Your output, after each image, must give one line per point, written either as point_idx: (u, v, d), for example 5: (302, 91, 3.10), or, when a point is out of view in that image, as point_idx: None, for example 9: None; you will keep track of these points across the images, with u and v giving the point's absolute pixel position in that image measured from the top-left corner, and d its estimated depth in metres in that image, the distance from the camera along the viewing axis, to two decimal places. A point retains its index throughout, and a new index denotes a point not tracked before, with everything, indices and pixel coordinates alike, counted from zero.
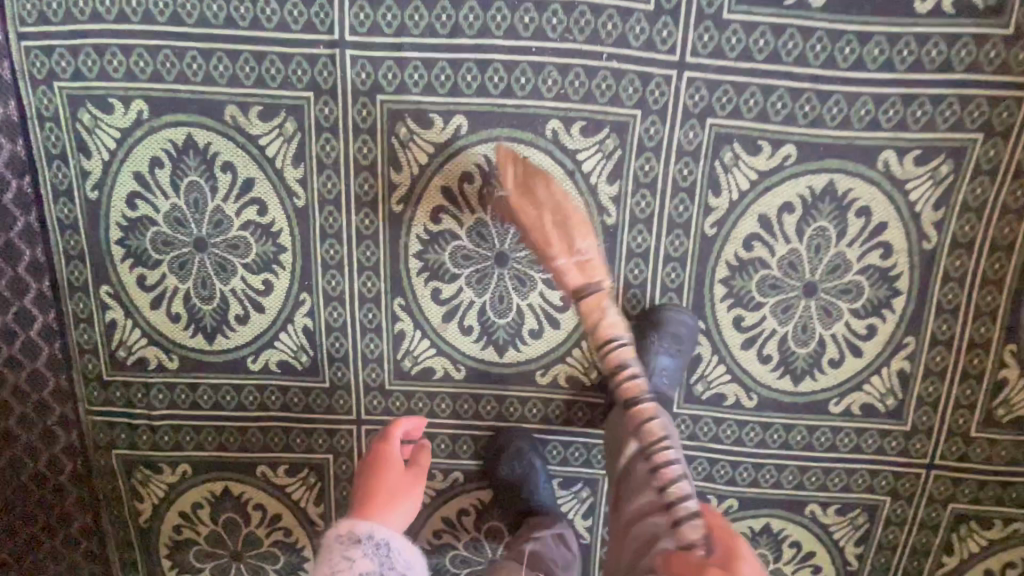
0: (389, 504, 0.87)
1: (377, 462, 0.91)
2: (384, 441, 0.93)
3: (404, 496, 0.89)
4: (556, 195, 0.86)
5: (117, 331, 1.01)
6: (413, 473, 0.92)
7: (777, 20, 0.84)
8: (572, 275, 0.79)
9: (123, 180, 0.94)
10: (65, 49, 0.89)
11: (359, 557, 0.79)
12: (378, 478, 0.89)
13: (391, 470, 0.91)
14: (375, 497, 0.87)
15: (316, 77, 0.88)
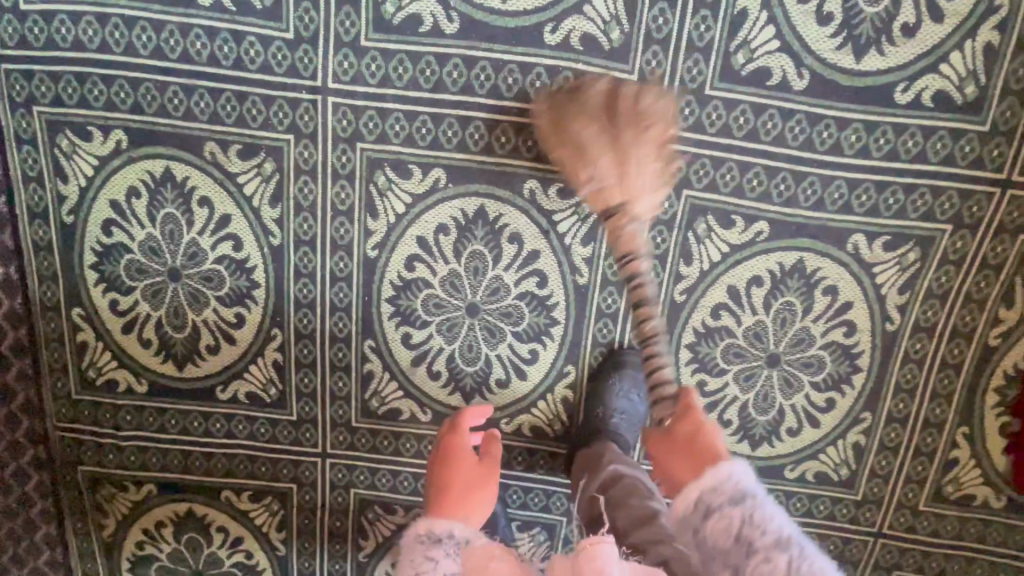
0: (468, 499, 0.77)
1: (446, 453, 0.83)
2: (454, 430, 0.85)
3: (484, 488, 0.79)
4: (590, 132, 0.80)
5: (88, 352, 1.01)
6: (490, 463, 0.82)
7: (757, 100, 0.84)
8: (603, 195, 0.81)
9: (99, 207, 0.94)
10: (46, 74, 0.88)
11: (442, 556, 0.69)
12: (453, 472, 0.80)
13: (465, 461, 0.82)
14: (451, 491, 0.78)
15: (297, 121, 0.88)
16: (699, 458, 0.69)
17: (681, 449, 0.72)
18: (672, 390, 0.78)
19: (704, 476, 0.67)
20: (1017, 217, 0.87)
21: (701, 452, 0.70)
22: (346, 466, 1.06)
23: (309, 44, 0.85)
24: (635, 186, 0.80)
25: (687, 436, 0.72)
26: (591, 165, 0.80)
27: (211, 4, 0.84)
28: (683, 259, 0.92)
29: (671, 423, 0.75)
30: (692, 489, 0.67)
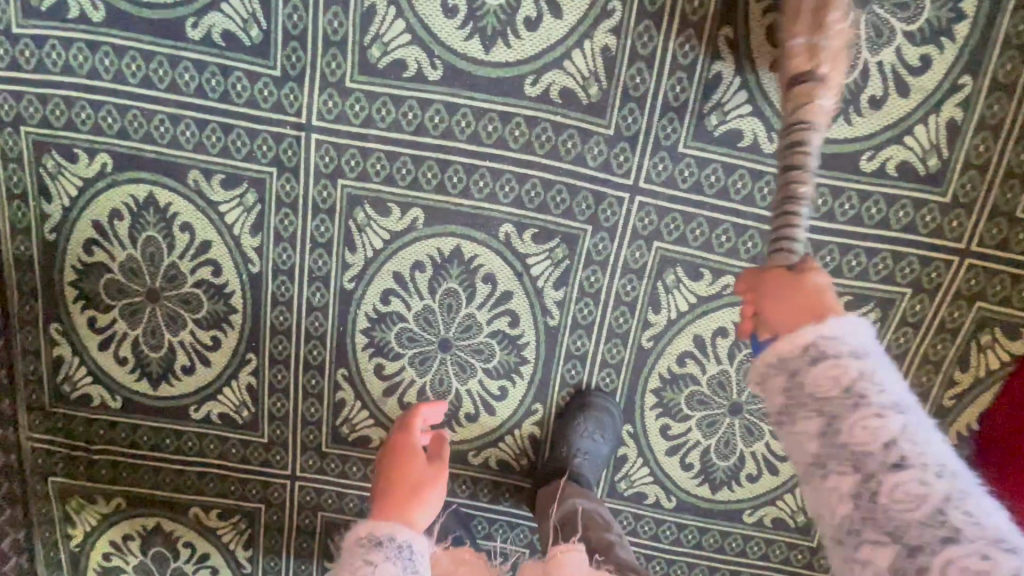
0: (413, 498, 0.73)
1: (395, 454, 0.80)
2: (403, 429, 0.83)
3: (431, 486, 0.75)
4: (840, 2, 0.72)
5: (64, 366, 1.03)
6: (439, 463, 0.79)
7: (729, 160, 0.87)
8: (797, 60, 0.72)
9: (81, 226, 0.95)
10: (34, 96, 0.89)
11: (380, 561, 0.65)
12: (399, 471, 0.77)
13: (412, 460, 0.78)
14: (395, 489, 0.74)
15: (280, 155, 0.90)
16: (812, 312, 0.55)
17: (801, 296, 0.57)
18: (794, 259, 0.63)
19: (804, 327, 0.54)
20: (974, 284, 0.90)
21: (806, 305, 0.56)
22: (314, 488, 1.07)
23: (295, 82, 0.87)
24: (824, 56, 0.71)
25: (789, 283, 0.59)
26: (832, 13, 0.71)
27: (200, 37, 0.86)
28: (651, 307, 0.94)
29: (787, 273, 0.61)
30: (786, 335, 0.54)
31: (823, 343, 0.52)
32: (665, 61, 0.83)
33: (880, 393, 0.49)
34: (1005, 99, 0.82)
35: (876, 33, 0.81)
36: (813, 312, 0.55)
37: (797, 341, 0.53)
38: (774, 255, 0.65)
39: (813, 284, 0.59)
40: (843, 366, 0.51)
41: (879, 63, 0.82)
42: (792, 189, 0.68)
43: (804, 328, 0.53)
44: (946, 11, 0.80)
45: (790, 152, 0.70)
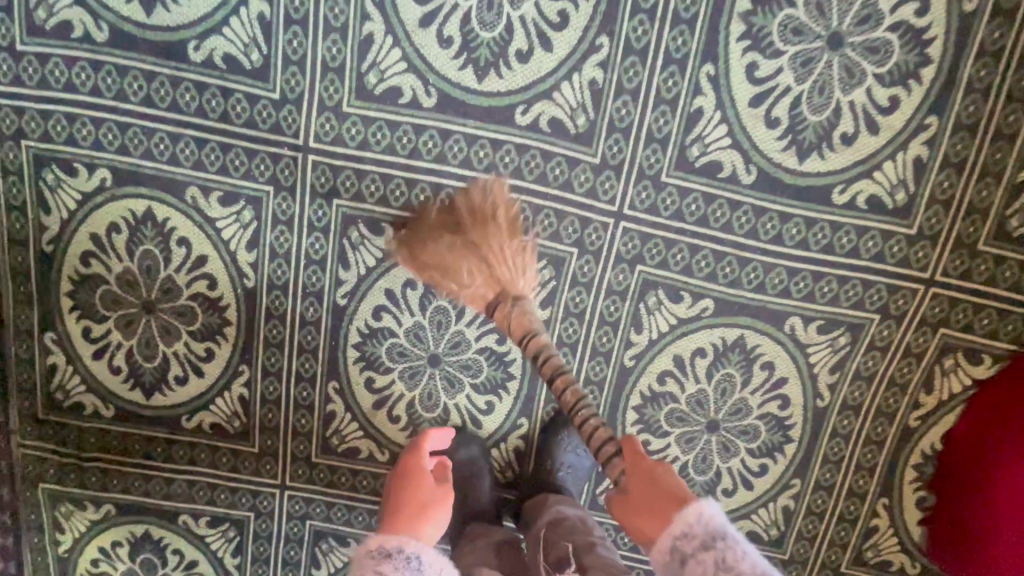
0: (420, 515, 0.78)
1: (405, 473, 0.83)
2: (412, 450, 0.86)
3: (437, 507, 0.79)
4: (442, 245, 0.88)
5: (57, 374, 1.04)
6: (446, 485, 0.83)
7: (709, 190, 0.91)
8: (476, 294, 0.85)
9: (79, 239, 0.97)
10: (36, 111, 0.91)
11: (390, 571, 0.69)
12: (409, 490, 0.81)
13: (422, 481, 0.82)
14: (403, 509, 0.78)
15: (277, 174, 0.93)
16: (662, 512, 0.66)
17: (651, 499, 0.68)
18: (612, 446, 0.74)
19: (668, 530, 0.65)
20: (937, 312, 0.94)
21: (662, 499, 0.67)
22: (303, 497, 1.10)
23: (293, 105, 0.90)
24: (507, 273, 0.85)
25: (647, 485, 0.69)
26: (462, 274, 0.85)
27: (202, 59, 0.88)
28: (634, 328, 0.98)
29: (622, 481, 0.71)
30: (660, 543, 0.65)
31: (682, 543, 0.64)
32: (650, 95, 0.88)
33: (743, 564, 0.60)
34: (967, 139, 0.87)
35: (848, 74, 0.86)
36: (671, 509, 0.66)
37: (667, 549, 0.65)
38: (602, 453, 0.74)
39: (659, 474, 0.70)
40: (711, 554, 0.62)
41: (850, 102, 0.87)
42: (550, 363, 0.78)
43: (663, 539, 0.65)
44: (914, 56, 0.85)
45: (542, 364, 0.79)
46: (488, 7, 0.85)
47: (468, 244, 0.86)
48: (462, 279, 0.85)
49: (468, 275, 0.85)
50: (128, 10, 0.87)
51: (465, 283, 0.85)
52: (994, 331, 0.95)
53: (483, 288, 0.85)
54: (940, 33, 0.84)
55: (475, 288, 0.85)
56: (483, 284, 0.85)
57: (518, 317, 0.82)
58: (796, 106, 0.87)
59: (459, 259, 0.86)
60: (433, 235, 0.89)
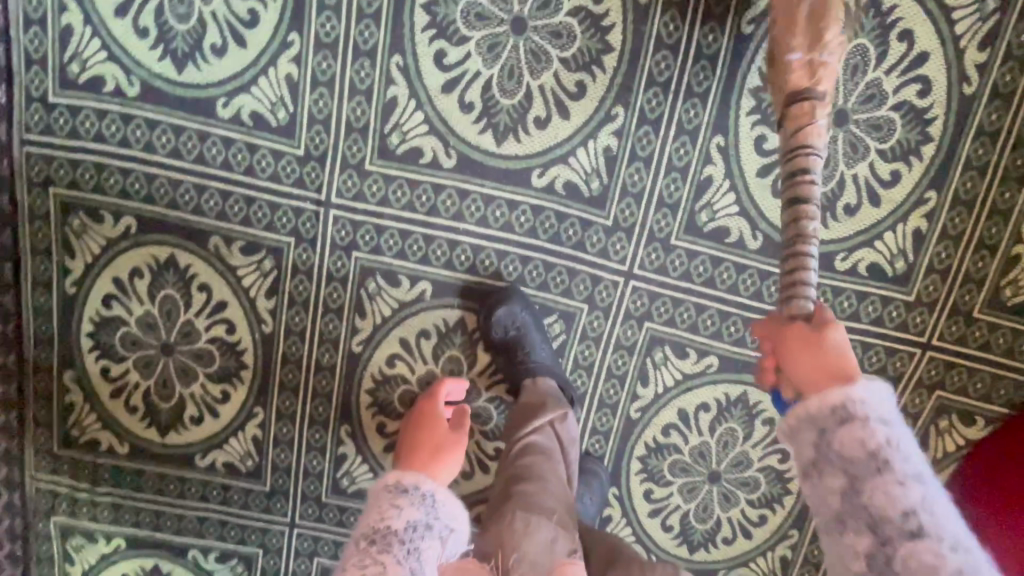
0: (436, 455, 0.77)
1: (420, 417, 0.83)
2: (427, 400, 0.87)
3: (453, 445, 0.78)
4: (795, 9, 0.76)
5: (74, 411, 1.06)
6: (462, 429, 0.82)
7: (716, 253, 0.94)
8: (796, 75, 0.75)
9: (102, 282, 1.00)
10: (64, 159, 0.94)
11: (405, 505, 0.68)
12: (424, 433, 0.80)
13: (436, 423, 0.82)
14: (419, 447, 0.77)
15: (299, 226, 0.96)
16: (828, 373, 0.62)
17: (815, 353, 0.64)
18: (803, 313, 0.68)
19: (829, 393, 0.60)
20: (934, 374, 0.98)
21: (826, 360, 0.63)
22: (312, 535, 1.12)
23: (317, 162, 0.92)
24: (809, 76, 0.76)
25: (807, 338, 0.66)
26: (824, 54, 0.75)
27: (230, 116, 0.91)
28: (640, 381, 1.01)
29: (791, 320, 0.68)
30: (813, 396, 0.61)
31: (851, 407, 0.58)
32: (662, 162, 0.91)
33: (903, 467, 0.56)
34: (965, 213, 0.91)
35: (852, 148, 0.89)
36: (833, 374, 0.62)
37: (833, 401, 0.59)
38: (789, 301, 0.69)
39: (837, 348, 0.64)
40: (855, 429, 0.57)
41: (854, 175, 0.90)
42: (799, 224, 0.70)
43: (829, 392, 0.60)
44: (916, 134, 0.88)
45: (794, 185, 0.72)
46: (508, 76, 0.88)
47: (817, 35, 0.74)
48: (829, 84, 0.75)
49: (819, 76, 0.74)
50: (159, 67, 0.89)
51: (826, 59, 0.75)
52: (988, 394, 0.98)
53: (825, 85, 0.75)
54: (941, 113, 0.87)
55: (793, 78, 0.75)
56: (810, 71, 0.75)
57: (821, 120, 0.74)
58: None
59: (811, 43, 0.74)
60: (783, 35, 0.77)
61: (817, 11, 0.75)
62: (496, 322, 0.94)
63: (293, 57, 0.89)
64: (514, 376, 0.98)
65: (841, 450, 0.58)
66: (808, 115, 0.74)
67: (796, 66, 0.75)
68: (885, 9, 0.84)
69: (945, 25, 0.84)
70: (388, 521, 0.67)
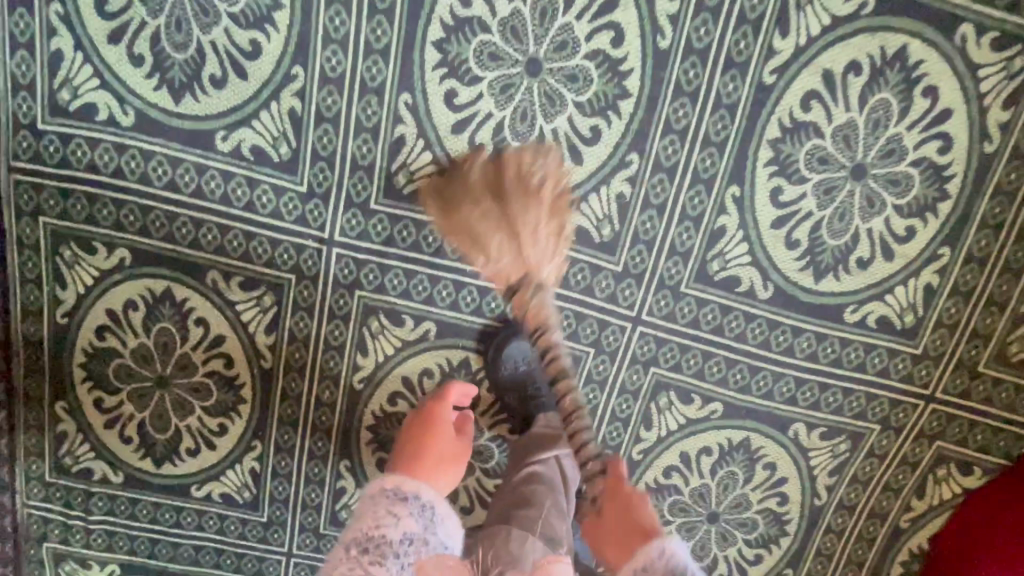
0: (439, 464, 0.78)
1: (428, 418, 0.83)
2: (439, 397, 0.86)
3: (454, 462, 0.80)
4: (533, 212, 0.84)
5: (67, 440, 1.04)
6: (464, 441, 0.83)
7: (726, 302, 0.93)
8: (504, 269, 0.84)
9: (95, 313, 0.97)
10: (55, 188, 0.90)
11: (403, 515, 0.70)
12: (429, 440, 0.80)
13: (443, 431, 0.82)
14: (423, 455, 0.78)
15: (300, 263, 0.93)
16: (637, 533, 0.75)
17: (619, 534, 0.76)
18: (601, 464, 0.83)
19: (637, 554, 0.72)
20: (935, 425, 0.98)
21: (634, 529, 0.75)
22: (309, 565, 1.11)
23: (320, 199, 0.89)
24: (532, 260, 0.84)
25: (629, 526, 0.76)
26: (489, 246, 0.83)
27: (229, 149, 0.88)
28: (644, 424, 1.01)
29: (602, 501, 0.80)
30: (626, 565, 0.73)
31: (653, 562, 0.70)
32: (675, 211, 0.89)
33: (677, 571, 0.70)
34: (977, 270, 0.90)
35: (869, 202, 0.88)
36: (637, 531, 0.75)
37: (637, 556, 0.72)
38: (590, 479, 0.83)
39: (638, 518, 0.76)
40: (665, 563, 0.70)
41: (869, 228, 0.89)
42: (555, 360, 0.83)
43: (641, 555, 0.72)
44: (933, 190, 0.87)
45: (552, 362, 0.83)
46: (521, 118, 0.85)
47: (510, 219, 0.84)
48: (502, 245, 0.83)
49: (521, 241, 0.83)
50: (155, 96, 0.85)
51: (514, 230, 0.83)
52: (987, 445, 0.99)
53: (514, 271, 0.84)
54: (960, 170, 0.86)
55: (507, 263, 0.83)
56: (507, 255, 0.83)
57: (540, 303, 0.83)
58: (816, 229, 0.89)
59: (500, 228, 0.84)
60: (472, 198, 0.85)
61: (514, 224, 0.83)
62: (507, 359, 0.95)
63: (297, 91, 0.85)
64: (525, 412, 0.97)
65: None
66: (524, 302, 0.84)
67: (481, 230, 0.84)
68: (910, 64, 0.82)
69: (971, 82, 0.82)
70: (384, 529, 0.68)
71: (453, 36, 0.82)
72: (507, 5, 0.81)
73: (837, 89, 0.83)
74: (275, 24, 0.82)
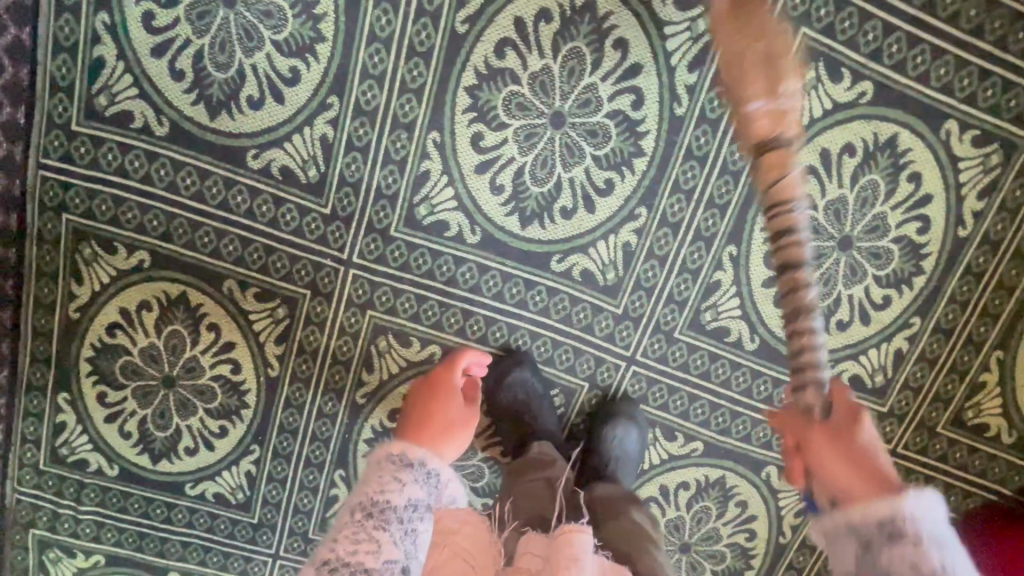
0: (446, 430, 0.79)
1: (434, 386, 0.86)
2: (445, 367, 0.89)
3: (461, 428, 0.81)
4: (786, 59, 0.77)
5: (65, 431, 1.05)
6: (471, 409, 0.85)
7: (715, 349, 1.00)
8: (764, 122, 0.75)
9: (108, 310, 0.99)
10: (81, 188, 0.92)
11: (409, 481, 0.70)
12: (435, 406, 0.82)
13: (448, 397, 0.84)
14: (431, 422, 0.78)
15: (316, 280, 0.97)
16: (872, 482, 0.61)
17: (840, 440, 0.65)
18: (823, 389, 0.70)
19: (872, 498, 0.59)
20: None
21: (862, 460, 0.63)
22: (294, 568, 1.14)
23: (342, 222, 0.93)
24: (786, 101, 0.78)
25: (848, 432, 0.66)
26: (780, 83, 0.76)
27: (259, 167, 0.91)
28: None
29: (829, 416, 0.68)
30: (865, 507, 0.59)
31: (900, 520, 0.57)
32: (676, 262, 0.95)
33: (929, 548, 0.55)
34: (942, 340, 0.99)
35: (852, 271, 0.95)
36: (873, 476, 0.61)
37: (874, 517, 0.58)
38: (801, 390, 0.71)
39: (861, 434, 0.66)
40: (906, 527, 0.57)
41: (851, 294, 0.96)
42: (799, 299, 0.71)
43: (883, 506, 0.58)
44: (910, 265, 0.95)
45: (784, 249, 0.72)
46: (542, 165, 0.90)
47: (767, 58, 0.77)
48: (755, 84, 0.77)
49: (765, 89, 0.76)
50: (192, 110, 0.88)
51: (771, 87, 0.76)
52: None
53: (762, 89, 0.76)
54: (935, 250, 0.94)
55: (759, 95, 0.76)
56: (769, 93, 0.76)
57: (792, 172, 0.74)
58: None
59: (755, 79, 0.77)
60: (741, 51, 0.79)
61: (768, 54, 0.77)
62: (507, 388, 0.97)
63: (331, 119, 0.89)
64: (523, 434, 1.00)
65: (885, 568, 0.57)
66: (768, 134, 0.75)
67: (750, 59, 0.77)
68: (897, 151, 0.90)
69: (950, 172, 0.91)
70: (389, 492, 0.68)
71: (485, 83, 0.87)
72: (539, 61, 0.87)
73: (831, 167, 0.91)
74: (316, 54, 0.86)
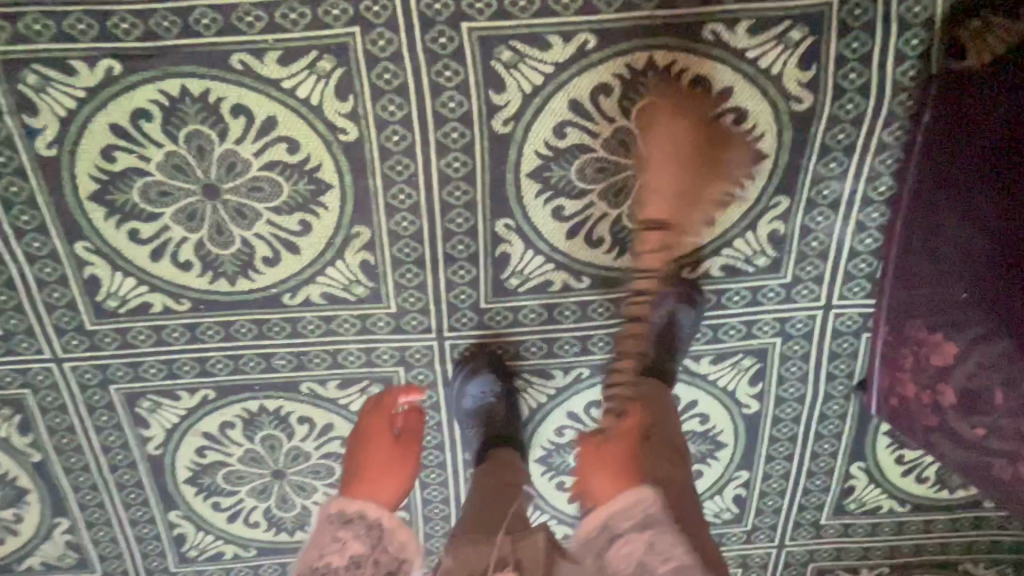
0: (375, 480, 0.72)
1: (367, 432, 0.78)
2: (373, 412, 0.81)
3: (401, 468, 0.73)
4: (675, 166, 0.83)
5: (59, 72, 0.77)
6: (410, 440, 0.77)
7: None
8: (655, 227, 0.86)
9: (260, 100, 0.80)
10: (398, 45, 0.78)
11: (351, 540, 0.66)
12: (366, 449, 0.75)
13: (378, 440, 0.76)
14: (364, 475, 0.72)
15: (409, 314, 0.93)
16: (621, 478, 0.71)
17: (605, 460, 0.73)
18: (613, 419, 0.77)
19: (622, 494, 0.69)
20: None
21: (621, 467, 0.72)
22: (56, 380, 0.95)
23: (476, 320, 0.94)
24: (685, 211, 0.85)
25: (605, 458, 0.73)
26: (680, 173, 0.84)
27: (498, 232, 0.88)
28: None
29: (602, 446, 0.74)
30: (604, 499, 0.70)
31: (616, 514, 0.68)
32: None
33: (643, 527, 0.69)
34: None
35: None
36: (611, 483, 0.71)
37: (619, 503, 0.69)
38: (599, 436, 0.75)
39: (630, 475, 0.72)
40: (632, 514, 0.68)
41: None
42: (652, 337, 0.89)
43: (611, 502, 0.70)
44: None
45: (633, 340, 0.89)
46: None
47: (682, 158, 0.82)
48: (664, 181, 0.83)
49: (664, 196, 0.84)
50: (528, 154, 0.84)
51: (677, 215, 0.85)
52: None
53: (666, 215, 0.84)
54: None
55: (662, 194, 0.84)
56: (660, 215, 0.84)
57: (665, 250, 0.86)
58: None
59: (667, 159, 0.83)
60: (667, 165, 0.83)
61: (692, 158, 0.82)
62: None
63: (567, 285, 0.92)
64: None
65: (641, 532, 0.68)
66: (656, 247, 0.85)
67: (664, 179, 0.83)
68: None
69: None
70: (329, 556, 0.65)
71: None
72: None
73: None
74: (620, 256, 0.91)
